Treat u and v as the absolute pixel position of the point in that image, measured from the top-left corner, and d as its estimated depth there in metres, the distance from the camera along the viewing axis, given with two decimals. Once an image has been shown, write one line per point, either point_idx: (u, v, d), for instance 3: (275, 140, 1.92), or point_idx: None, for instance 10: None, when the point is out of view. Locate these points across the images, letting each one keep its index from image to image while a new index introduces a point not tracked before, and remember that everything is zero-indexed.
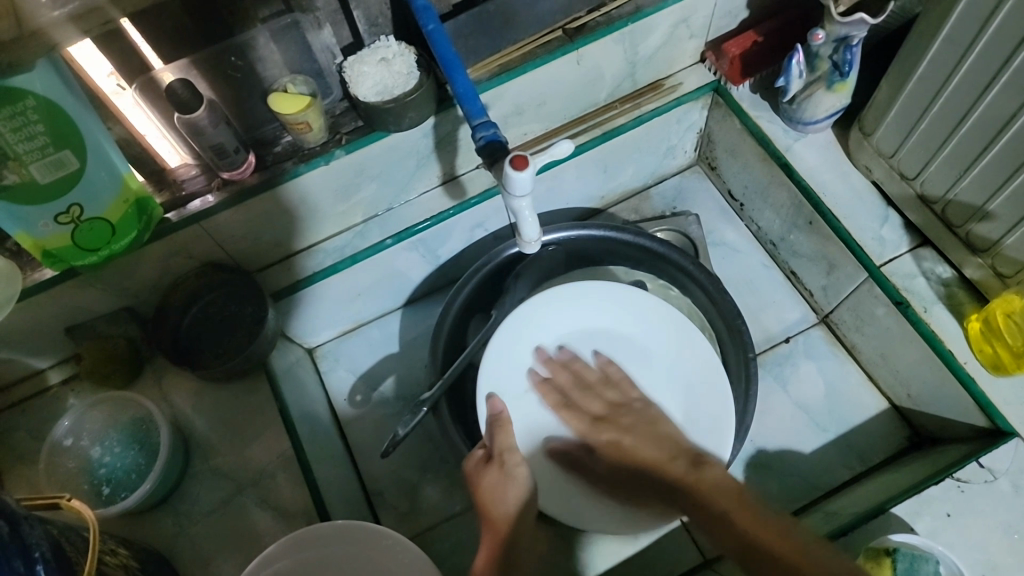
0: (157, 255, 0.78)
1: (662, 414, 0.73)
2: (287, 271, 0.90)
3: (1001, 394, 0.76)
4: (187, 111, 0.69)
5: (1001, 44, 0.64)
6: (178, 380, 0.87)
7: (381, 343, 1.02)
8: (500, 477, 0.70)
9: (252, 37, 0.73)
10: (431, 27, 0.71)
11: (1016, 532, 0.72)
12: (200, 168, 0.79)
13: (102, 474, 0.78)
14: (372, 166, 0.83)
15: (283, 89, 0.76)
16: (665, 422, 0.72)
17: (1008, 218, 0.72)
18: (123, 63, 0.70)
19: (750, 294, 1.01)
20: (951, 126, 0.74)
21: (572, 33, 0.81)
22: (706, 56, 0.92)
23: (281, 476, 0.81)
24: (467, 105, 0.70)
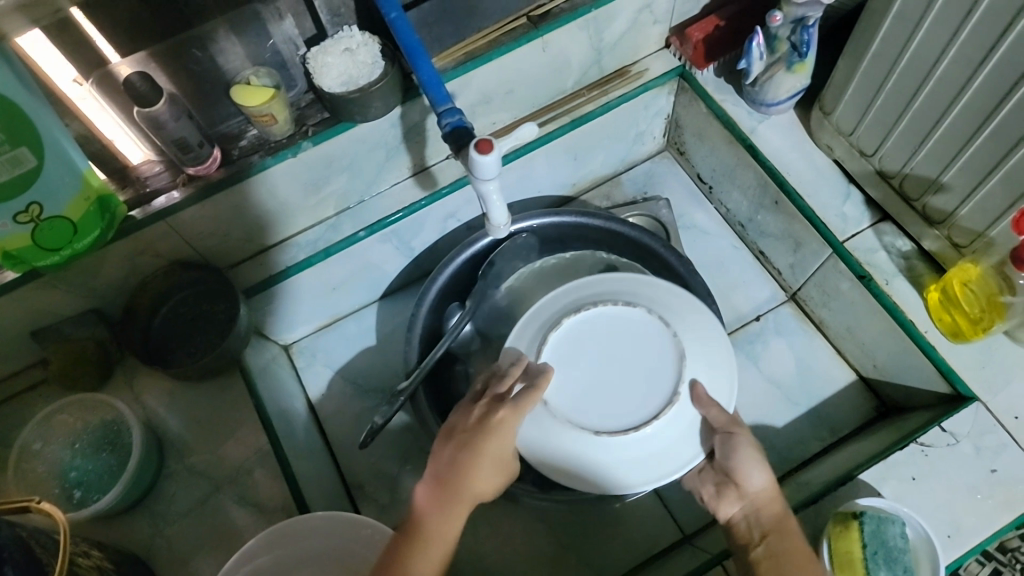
0: (124, 253, 0.77)
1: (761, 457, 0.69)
2: (259, 267, 0.89)
3: (960, 359, 0.80)
4: (147, 105, 0.68)
5: (948, 18, 0.67)
6: (149, 381, 0.86)
7: (357, 337, 1.01)
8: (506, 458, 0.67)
9: (212, 29, 0.73)
10: (394, 15, 0.72)
11: (979, 493, 0.75)
12: (164, 165, 0.78)
13: (73, 477, 0.77)
14: (341, 157, 0.83)
15: (247, 82, 0.76)
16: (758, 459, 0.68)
17: (962, 189, 0.75)
18: (79, 56, 0.69)
19: (721, 275, 1.03)
20: (905, 102, 0.76)
21: (536, 19, 0.81)
22: (670, 41, 0.93)
23: (259, 472, 0.81)
24: (433, 92, 0.70)
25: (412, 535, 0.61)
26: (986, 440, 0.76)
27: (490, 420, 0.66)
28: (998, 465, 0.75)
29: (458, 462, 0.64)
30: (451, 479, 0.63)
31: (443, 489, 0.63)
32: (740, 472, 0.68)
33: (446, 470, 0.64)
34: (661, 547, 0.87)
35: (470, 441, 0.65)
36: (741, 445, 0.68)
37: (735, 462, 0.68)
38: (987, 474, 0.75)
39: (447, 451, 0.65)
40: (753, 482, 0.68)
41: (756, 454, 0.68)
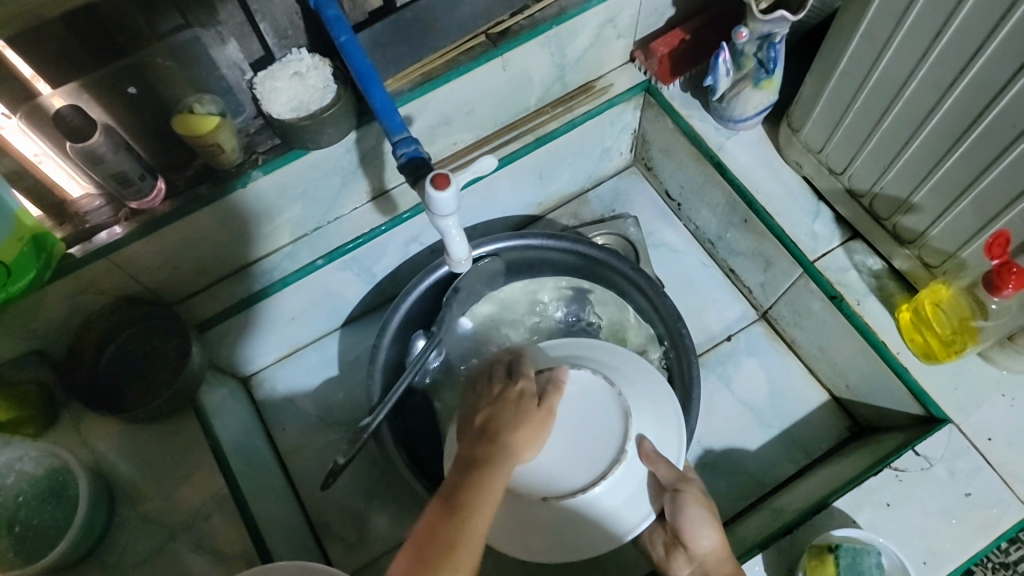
0: (64, 292, 0.73)
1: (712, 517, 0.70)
2: (211, 300, 0.85)
3: (932, 380, 0.79)
4: (82, 139, 0.64)
5: (917, 39, 0.65)
6: (97, 427, 0.81)
7: (320, 367, 0.98)
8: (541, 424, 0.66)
9: (149, 56, 0.68)
10: (344, 39, 0.68)
11: (954, 518, 0.74)
12: (105, 199, 0.74)
13: (17, 532, 0.72)
14: (295, 186, 0.79)
15: (190, 110, 0.71)
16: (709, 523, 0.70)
17: (932, 210, 0.73)
18: (5, 89, 0.64)
19: (691, 294, 1.01)
20: (874, 121, 0.75)
21: (495, 38, 0.78)
22: (635, 56, 0.90)
23: (217, 517, 0.78)
24: (387, 120, 0.67)
25: (457, 499, 0.57)
26: (960, 464, 0.76)
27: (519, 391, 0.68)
28: (972, 489, 0.75)
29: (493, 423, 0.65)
30: (490, 441, 0.63)
31: (485, 453, 0.62)
32: (690, 534, 0.69)
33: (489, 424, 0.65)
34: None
35: (505, 406, 0.66)
36: (689, 504, 0.69)
37: (683, 524, 0.69)
38: (961, 498, 0.74)
39: (477, 420, 0.66)
40: (703, 543, 0.69)
41: (703, 515, 0.69)
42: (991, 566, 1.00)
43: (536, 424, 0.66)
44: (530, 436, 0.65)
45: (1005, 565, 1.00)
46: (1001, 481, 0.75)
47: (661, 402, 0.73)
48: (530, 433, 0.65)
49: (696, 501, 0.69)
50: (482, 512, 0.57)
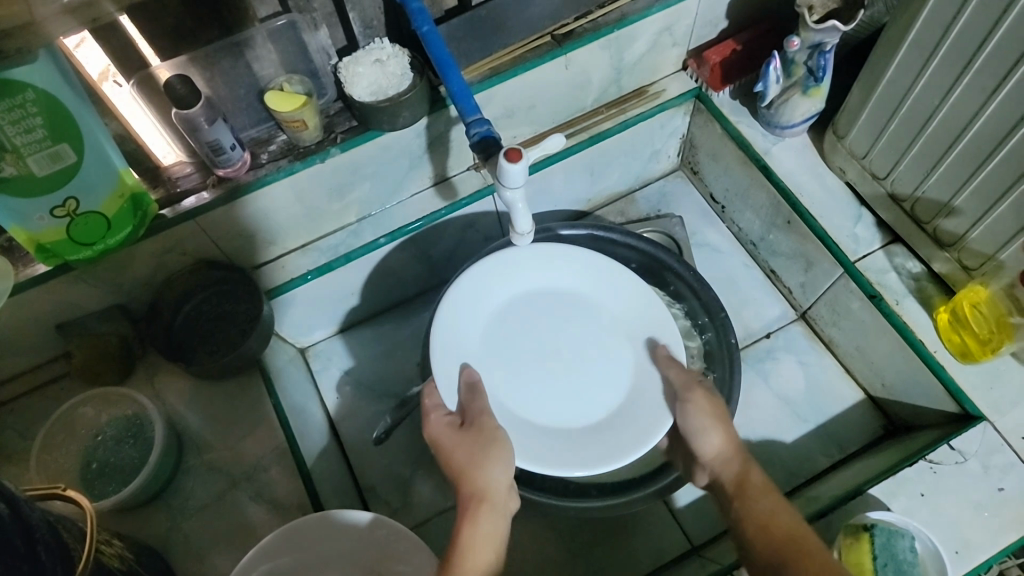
0: (153, 250, 0.79)
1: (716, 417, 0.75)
2: (279, 270, 0.91)
3: (970, 380, 0.81)
4: (184, 108, 0.69)
5: (963, 48, 0.69)
6: (169, 379, 0.87)
7: (373, 342, 1.03)
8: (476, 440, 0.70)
9: (250, 36, 0.75)
10: (426, 28, 0.74)
11: (985, 510, 0.76)
12: (195, 166, 0.80)
13: (94, 467, 0.79)
14: (366, 166, 0.85)
15: (280, 88, 0.78)
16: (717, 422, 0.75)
17: (973, 212, 0.77)
18: (122, 58, 0.71)
19: (732, 292, 1.05)
20: (918, 128, 0.79)
21: (560, 38, 0.84)
22: (688, 64, 0.96)
23: (275, 470, 0.82)
24: (461, 103, 0.72)
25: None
26: (994, 459, 0.78)
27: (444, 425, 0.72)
28: (1005, 484, 0.77)
29: (463, 456, 0.70)
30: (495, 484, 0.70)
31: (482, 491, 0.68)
32: (699, 441, 0.75)
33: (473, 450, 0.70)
34: (669, 556, 0.87)
35: (461, 439, 0.70)
36: (696, 402, 0.75)
37: (709, 446, 0.75)
38: (994, 492, 0.77)
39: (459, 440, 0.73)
40: (710, 446, 0.74)
41: (712, 422, 0.74)
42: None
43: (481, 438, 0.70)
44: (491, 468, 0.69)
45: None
46: None
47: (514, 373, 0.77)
48: (490, 461, 0.69)
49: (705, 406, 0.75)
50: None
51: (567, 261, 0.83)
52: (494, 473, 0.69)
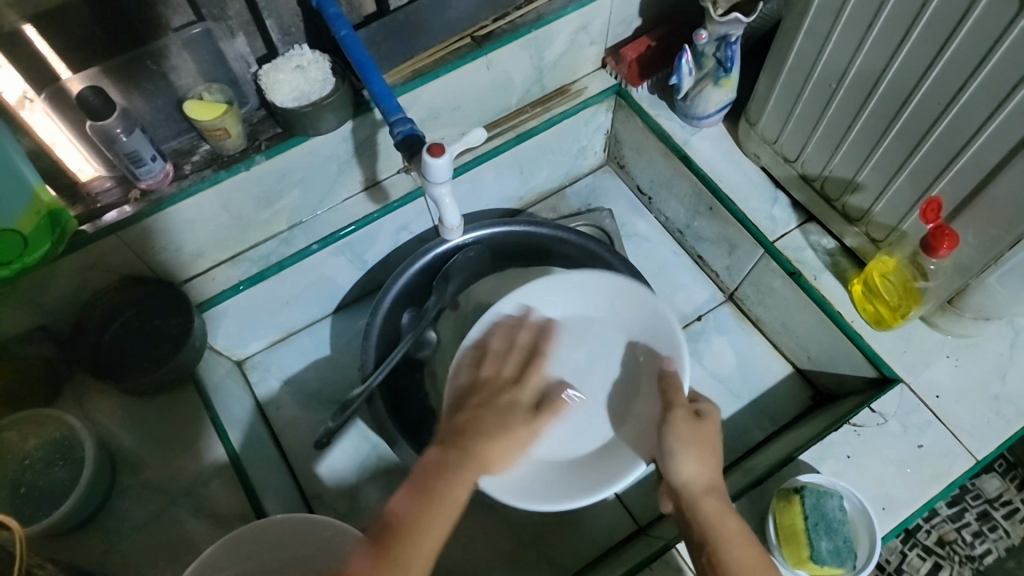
0: (75, 267, 0.77)
1: (688, 449, 0.69)
2: (210, 282, 0.90)
3: (885, 345, 0.86)
4: (99, 120, 0.68)
5: (853, 32, 0.74)
6: (99, 399, 0.84)
7: (313, 350, 1.02)
8: (496, 419, 0.71)
9: (164, 46, 0.74)
10: (344, 33, 0.74)
11: (907, 467, 0.80)
12: (115, 181, 0.79)
13: (21, 493, 0.76)
14: (293, 172, 0.85)
15: (200, 98, 0.78)
16: (692, 455, 0.69)
17: (876, 187, 0.82)
18: (32, 72, 0.70)
19: (664, 278, 1.08)
20: (820, 110, 0.84)
21: (480, 40, 0.86)
22: (606, 62, 0.99)
23: (216, 483, 0.81)
24: (384, 104, 0.74)
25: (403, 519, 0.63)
26: (912, 418, 0.82)
27: (509, 396, 0.73)
28: (923, 441, 0.81)
29: (494, 430, 0.70)
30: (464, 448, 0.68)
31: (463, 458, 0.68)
32: (672, 469, 0.69)
33: (481, 426, 0.70)
34: (618, 539, 0.88)
35: (490, 413, 0.71)
36: (678, 429, 0.70)
37: (685, 469, 0.69)
38: (915, 449, 0.81)
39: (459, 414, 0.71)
40: (684, 473, 0.69)
41: (684, 447, 0.69)
42: (957, 560, 1.08)
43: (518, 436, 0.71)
44: (504, 451, 0.70)
45: (970, 558, 1.07)
46: (950, 434, 0.82)
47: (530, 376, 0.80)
48: (506, 446, 0.70)
49: (682, 432, 0.70)
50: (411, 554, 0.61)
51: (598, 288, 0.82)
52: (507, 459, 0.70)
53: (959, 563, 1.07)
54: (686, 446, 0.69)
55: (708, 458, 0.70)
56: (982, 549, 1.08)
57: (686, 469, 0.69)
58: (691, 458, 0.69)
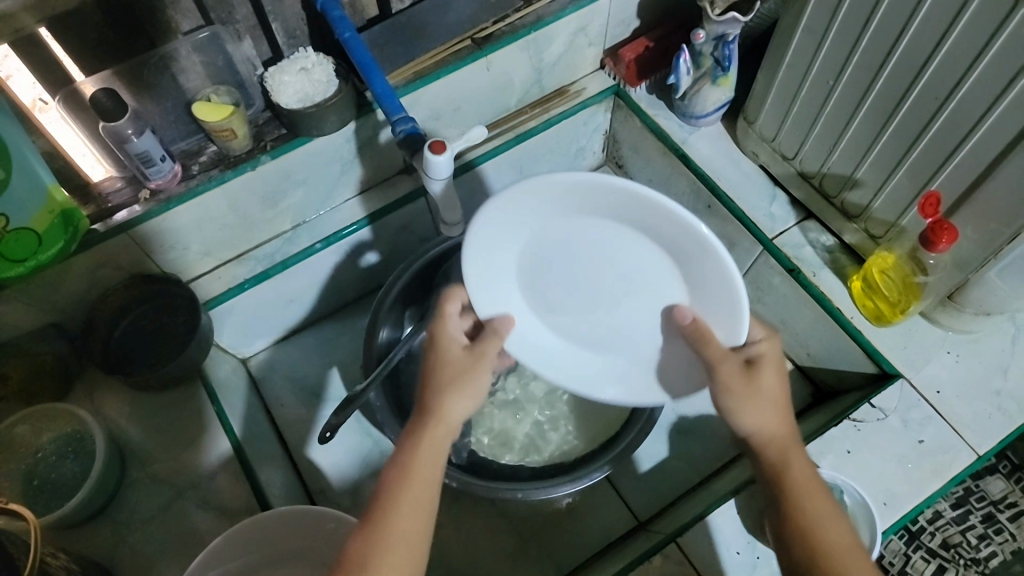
0: (87, 265, 0.79)
1: (749, 406, 0.63)
2: (217, 280, 0.91)
3: (885, 341, 0.87)
4: (110, 120, 0.70)
5: (850, 27, 0.75)
6: (108, 394, 0.86)
7: (315, 347, 1.05)
8: (457, 369, 0.66)
9: (174, 49, 0.76)
10: (347, 35, 0.76)
11: (908, 462, 0.80)
12: (125, 181, 0.81)
13: (35, 483, 0.78)
14: (297, 172, 0.87)
15: (208, 99, 0.80)
16: (755, 413, 0.63)
17: (874, 183, 0.82)
18: (47, 75, 0.72)
19: None
20: (818, 106, 0.84)
21: (480, 41, 0.87)
22: (605, 63, 1.00)
23: (221, 477, 0.82)
24: (387, 104, 0.75)
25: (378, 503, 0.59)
26: (912, 414, 0.83)
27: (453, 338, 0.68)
28: (924, 436, 0.81)
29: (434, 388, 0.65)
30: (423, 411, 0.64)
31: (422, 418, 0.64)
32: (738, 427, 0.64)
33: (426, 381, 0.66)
34: (618, 532, 0.89)
35: (437, 364, 0.66)
36: (733, 388, 0.63)
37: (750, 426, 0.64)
38: (914, 444, 0.81)
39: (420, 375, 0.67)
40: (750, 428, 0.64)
41: (748, 403, 0.63)
42: (962, 563, 1.07)
43: (469, 371, 0.66)
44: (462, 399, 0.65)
45: (975, 561, 1.07)
46: (950, 429, 0.82)
47: (539, 277, 0.74)
48: (461, 390, 0.65)
49: (739, 391, 0.63)
50: (391, 547, 0.57)
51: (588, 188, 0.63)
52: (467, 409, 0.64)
53: (963, 565, 1.07)
54: (746, 407, 0.63)
55: (772, 411, 0.64)
56: (987, 552, 1.08)
57: (750, 426, 0.64)
58: (755, 418, 0.64)
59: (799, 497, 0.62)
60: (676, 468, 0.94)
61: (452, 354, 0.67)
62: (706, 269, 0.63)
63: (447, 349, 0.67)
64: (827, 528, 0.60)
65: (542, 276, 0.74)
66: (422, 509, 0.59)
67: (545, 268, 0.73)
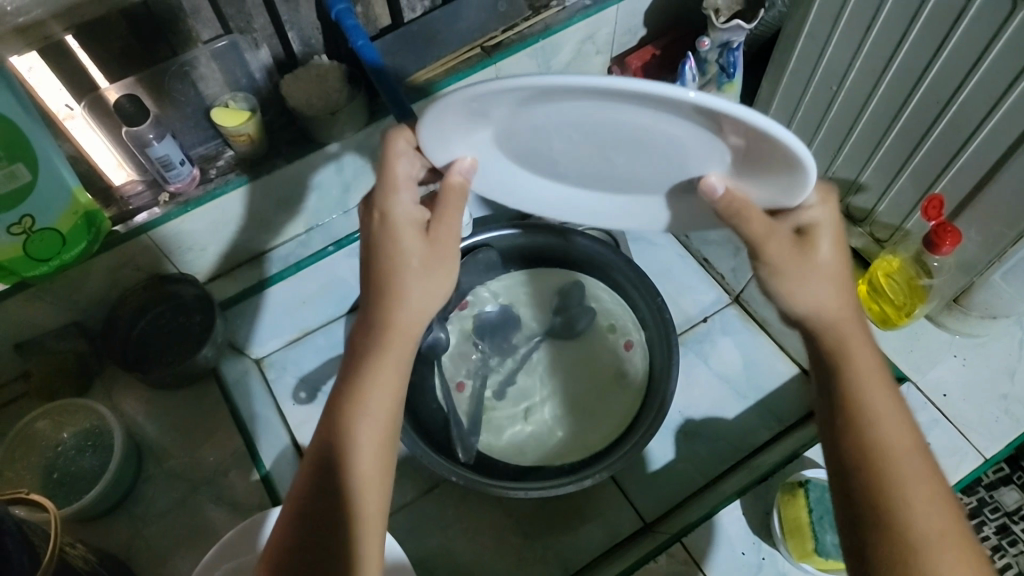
0: (108, 265, 0.81)
1: (803, 282, 0.61)
2: (232, 282, 0.95)
3: (890, 343, 0.89)
4: (132, 124, 0.73)
5: (853, 33, 0.76)
6: (127, 389, 0.90)
7: (327, 349, 1.05)
8: (419, 262, 0.62)
9: (194, 56, 0.79)
10: (361, 43, 0.77)
11: None
12: (146, 185, 0.82)
13: (56, 476, 0.80)
14: (311, 176, 0.89)
15: (225, 106, 0.83)
16: (808, 285, 0.61)
17: (878, 187, 0.84)
18: (73, 81, 0.75)
19: (668, 280, 1.09)
20: (822, 112, 0.85)
21: (489, 49, 0.88)
22: (612, 71, 1.02)
23: (234, 473, 0.84)
24: (398, 109, 0.78)
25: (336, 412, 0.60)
26: (919, 416, 0.83)
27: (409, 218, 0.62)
28: (932, 439, 0.81)
29: (386, 286, 0.62)
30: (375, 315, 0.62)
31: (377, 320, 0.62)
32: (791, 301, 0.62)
33: (380, 274, 0.62)
34: (625, 532, 0.90)
35: (390, 258, 0.61)
36: (786, 266, 0.61)
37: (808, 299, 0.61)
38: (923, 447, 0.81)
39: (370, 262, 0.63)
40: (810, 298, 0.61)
41: (798, 275, 0.61)
42: None
43: (428, 263, 0.62)
44: (419, 296, 0.62)
45: None
46: (958, 432, 0.82)
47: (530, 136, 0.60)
48: (419, 286, 0.62)
49: (792, 262, 0.61)
50: (358, 465, 0.58)
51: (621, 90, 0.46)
52: (418, 307, 0.62)
53: None
54: (800, 285, 0.61)
55: (827, 284, 0.61)
56: (1002, 564, 1.06)
57: (805, 300, 0.61)
58: (811, 296, 0.61)
59: (851, 375, 0.59)
60: (683, 470, 0.94)
61: (412, 244, 0.62)
62: (761, 152, 0.51)
63: (403, 236, 0.61)
64: (884, 426, 0.56)
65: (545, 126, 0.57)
66: (381, 418, 0.60)
67: (551, 120, 0.55)
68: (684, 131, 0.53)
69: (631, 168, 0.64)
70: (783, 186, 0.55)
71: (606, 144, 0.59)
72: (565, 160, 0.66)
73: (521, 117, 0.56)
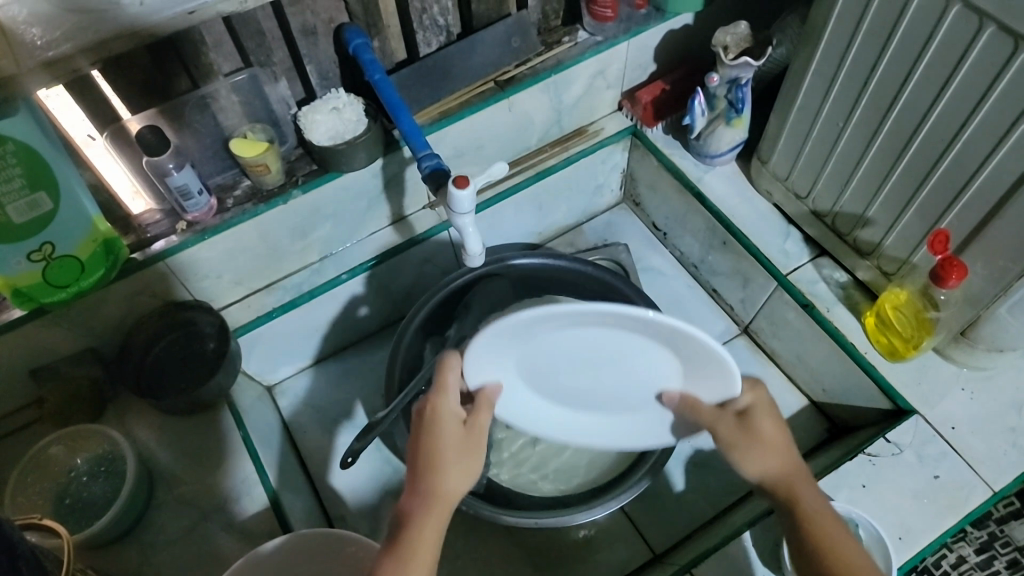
0: (126, 292, 0.83)
1: (750, 438, 0.66)
2: (245, 309, 0.95)
3: (899, 377, 0.88)
4: (155, 154, 0.74)
5: (858, 71, 0.78)
6: (140, 419, 0.89)
7: (337, 377, 1.08)
8: (460, 438, 0.64)
9: (215, 89, 0.81)
10: (377, 77, 0.80)
11: (924, 497, 0.81)
12: (164, 213, 0.84)
13: (67, 503, 0.81)
14: (326, 206, 0.90)
15: (244, 136, 0.84)
16: (755, 449, 0.66)
17: (885, 221, 0.85)
18: (96, 114, 0.76)
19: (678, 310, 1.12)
20: (829, 147, 0.87)
21: (502, 84, 0.91)
22: (622, 105, 1.05)
23: (244, 499, 0.84)
24: (412, 141, 0.79)
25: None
26: (927, 449, 0.83)
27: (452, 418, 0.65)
28: (940, 471, 0.82)
29: (427, 458, 0.63)
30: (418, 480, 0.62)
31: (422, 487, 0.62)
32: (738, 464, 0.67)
33: (421, 456, 0.63)
34: (634, 564, 0.90)
35: (436, 429, 0.63)
36: (753, 420, 0.67)
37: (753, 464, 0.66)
38: (930, 480, 0.81)
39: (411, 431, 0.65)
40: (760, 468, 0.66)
41: (760, 445, 0.66)
42: None
43: (465, 445, 0.64)
44: (461, 470, 0.63)
45: None
46: (966, 464, 0.82)
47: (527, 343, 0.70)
48: (462, 462, 0.63)
49: (736, 433, 0.67)
50: None
51: (589, 312, 0.62)
52: (461, 472, 0.62)
53: None
54: (752, 447, 0.66)
55: (776, 451, 0.66)
56: None
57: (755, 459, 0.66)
58: (769, 431, 0.66)
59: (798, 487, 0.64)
60: (693, 501, 0.94)
61: (451, 427, 0.64)
62: (704, 362, 0.65)
63: (446, 429, 0.64)
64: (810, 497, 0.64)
65: (534, 337, 0.69)
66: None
67: (538, 341, 0.71)
68: (642, 340, 0.68)
69: (609, 383, 0.76)
70: (717, 390, 0.68)
71: (590, 356, 0.73)
72: (558, 380, 0.77)
73: (522, 333, 0.68)
